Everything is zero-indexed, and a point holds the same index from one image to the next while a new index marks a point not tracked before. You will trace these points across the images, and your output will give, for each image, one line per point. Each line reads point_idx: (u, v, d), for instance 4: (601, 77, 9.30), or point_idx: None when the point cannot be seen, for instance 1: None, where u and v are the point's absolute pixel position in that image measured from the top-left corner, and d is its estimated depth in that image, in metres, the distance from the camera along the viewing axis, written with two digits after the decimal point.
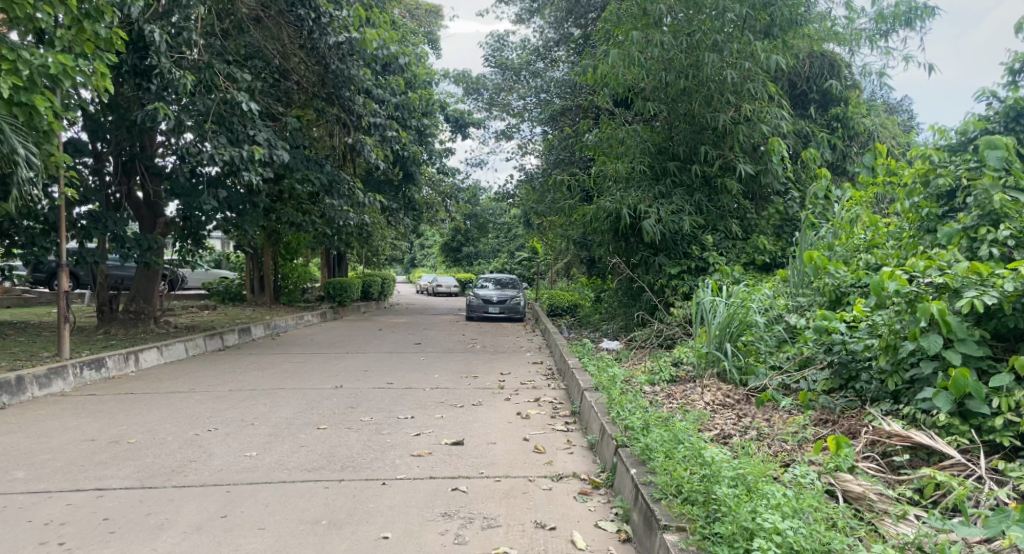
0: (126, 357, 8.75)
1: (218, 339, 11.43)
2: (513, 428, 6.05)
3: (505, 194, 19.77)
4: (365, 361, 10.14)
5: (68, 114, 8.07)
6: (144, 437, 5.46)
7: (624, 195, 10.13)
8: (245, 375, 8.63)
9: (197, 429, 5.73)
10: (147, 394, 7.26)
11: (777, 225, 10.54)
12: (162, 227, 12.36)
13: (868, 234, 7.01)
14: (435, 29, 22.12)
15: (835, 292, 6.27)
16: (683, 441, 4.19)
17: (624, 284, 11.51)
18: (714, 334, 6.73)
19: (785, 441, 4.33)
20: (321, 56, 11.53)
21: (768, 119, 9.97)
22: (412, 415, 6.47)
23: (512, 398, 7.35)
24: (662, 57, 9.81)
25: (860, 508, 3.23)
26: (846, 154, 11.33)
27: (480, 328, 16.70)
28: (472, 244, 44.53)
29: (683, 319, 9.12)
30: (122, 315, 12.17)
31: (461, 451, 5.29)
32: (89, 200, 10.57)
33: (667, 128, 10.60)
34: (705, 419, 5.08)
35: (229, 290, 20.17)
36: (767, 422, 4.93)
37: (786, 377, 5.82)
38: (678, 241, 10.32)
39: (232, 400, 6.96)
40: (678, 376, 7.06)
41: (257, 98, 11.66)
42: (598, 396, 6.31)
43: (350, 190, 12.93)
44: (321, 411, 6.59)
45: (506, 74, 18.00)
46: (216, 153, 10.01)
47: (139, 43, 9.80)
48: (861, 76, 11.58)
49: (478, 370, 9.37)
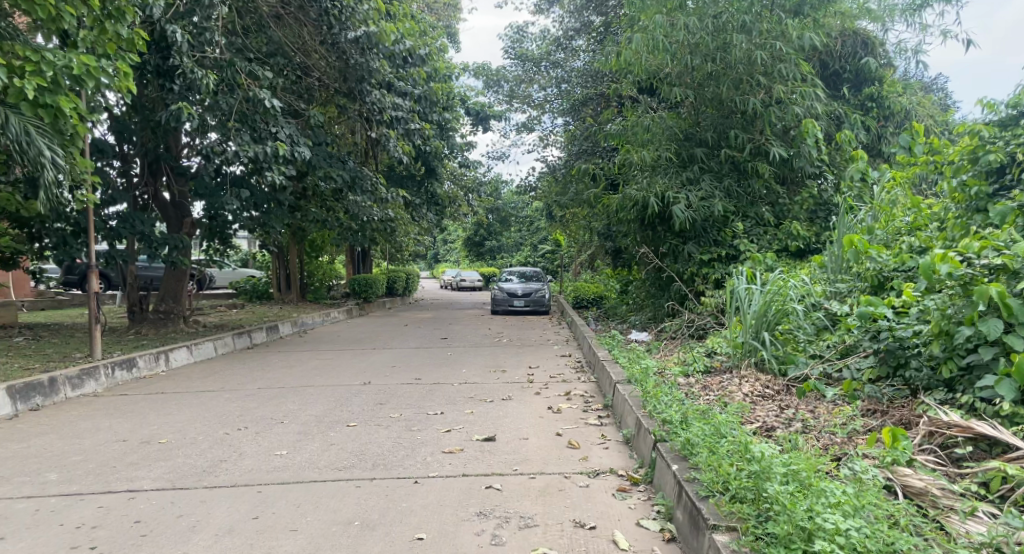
0: (156, 357, 8.77)
1: (246, 338, 11.44)
2: (545, 423, 5.92)
3: (528, 186, 19.61)
4: (392, 357, 10.07)
5: (93, 115, 8.08)
6: (175, 436, 5.42)
7: (651, 183, 9.92)
8: (274, 372, 8.60)
9: (227, 428, 5.68)
10: (178, 393, 7.25)
11: (811, 209, 10.25)
12: (189, 227, 12.43)
13: (910, 217, 6.79)
14: (454, 22, 21.99)
15: (878, 277, 6.08)
16: (726, 436, 4.03)
17: (652, 275, 11.28)
18: (751, 323, 6.52)
19: (834, 433, 4.14)
20: (342, 51, 11.44)
21: (802, 100, 9.66)
22: (442, 411, 6.37)
23: (542, 392, 7.22)
24: (687, 41, 9.59)
25: (923, 504, 3.06)
26: (881, 135, 10.99)
27: (506, 321, 16.57)
28: (495, 239, 44.44)
29: (716, 309, 8.88)
30: (152, 315, 12.22)
31: (493, 447, 5.17)
32: (116, 200, 10.60)
33: (694, 113, 10.38)
34: (746, 411, 4.91)
35: (256, 288, 20.29)
36: (811, 414, 4.74)
37: (827, 366, 5.63)
38: (707, 229, 10.09)
39: (261, 398, 6.92)
40: (713, 367, 6.89)
41: (279, 95, 11.64)
42: (632, 388, 6.15)
43: (373, 185, 12.89)
44: (351, 407, 6.52)
45: (527, 65, 17.81)
46: (241, 151, 9.99)
47: (161, 44, 9.79)
48: (895, 54, 11.21)
49: (507, 365, 9.25)
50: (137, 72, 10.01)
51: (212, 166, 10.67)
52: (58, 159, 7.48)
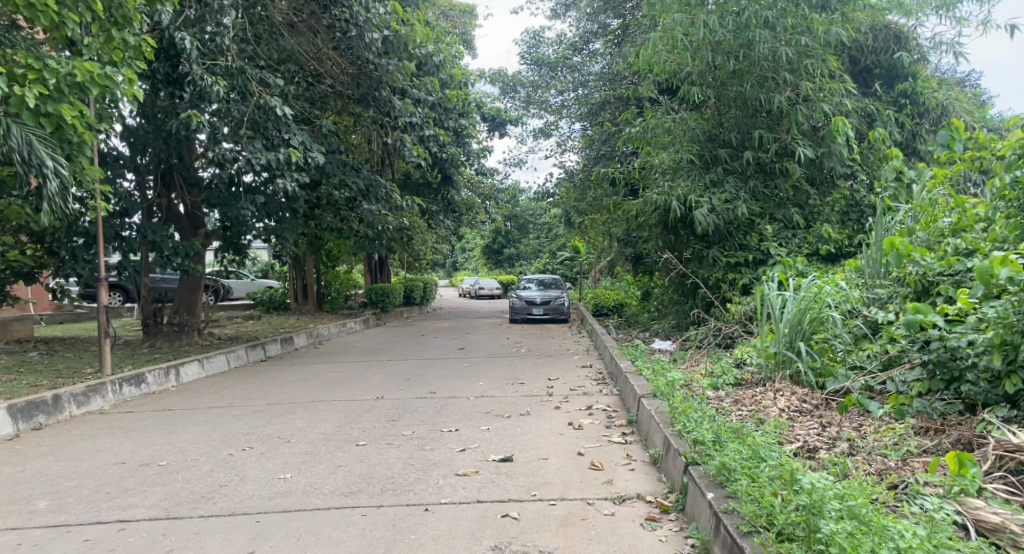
0: (166, 372, 8.54)
1: (260, 350, 11.20)
2: (566, 441, 5.57)
3: (545, 193, 19.30)
4: (408, 369, 9.78)
5: (100, 125, 7.89)
6: (176, 458, 5.16)
7: (672, 186, 9.55)
8: (285, 387, 8.34)
9: (231, 449, 5.40)
10: (185, 410, 7.01)
11: (843, 211, 9.77)
12: (204, 237, 12.22)
13: (954, 218, 6.37)
14: (470, 30, 21.80)
15: (922, 282, 5.72)
16: (766, 460, 3.67)
17: (675, 281, 10.87)
18: (784, 333, 6.09)
19: (886, 456, 3.75)
20: (357, 55, 11.21)
21: (830, 98, 9.29)
22: (456, 427, 6.05)
23: (562, 406, 6.88)
24: (709, 40, 9.25)
25: (1002, 544, 2.70)
26: (916, 133, 10.55)
27: (525, 330, 16.23)
28: (513, 246, 44.20)
29: (743, 316, 8.47)
30: (167, 328, 12.00)
31: (510, 469, 4.84)
32: (127, 211, 10.39)
33: (717, 114, 10.00)
34: (784, 430, 4.54)
35: (274, 299, 20.15)
36: (857, 433, 4.36)
37: (869, 378, 5.28)
38: (732, 232, 9.71)
39: (270, 415, 6.65)
40: (743, 380, 6.51)
41: (291, 103, 11.41)
42: (657, 403, 5.79)
43: (388, 193, 12.64)
44: (361, 424, 6.22)
45: (543, 70, 17.56)
46: (253, 158, 9.79)
47: (170, 51, 9.61)
48: (930, 49, 10.75)
49: (525, 376, 8.92)
50: (147, 81, 9.84)
51: (225, 174, 10.48)
52: (62, 170, 7.34)
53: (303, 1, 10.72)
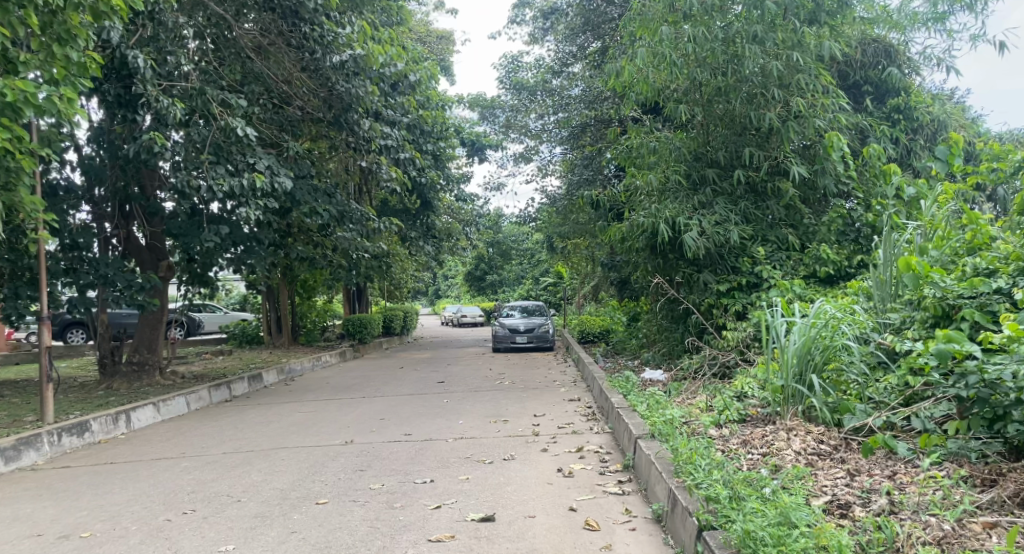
0: (115, 418, 7.79)
1: (225, 390, 10.41)
2: (555, 492, 4.93)
3: (527, 218, 18.77)
4: (383, 407, 9.07)
5: (40, 150, 7.24)
6: (102, 528, 4.48)
7: (659, 207, 9.03)
8: (245, 431, 7.62)
9: (169, 513, 4.73)
10: (128, 463, 6.28)
11: (840, 231, 9.22)
12: (165, 270, 11.43)
13: (967, 236, 5.94)
14: (447, 55, 21.41)
15: (942, 306, 5.18)
16: (799, 529, 3.12)
17: (666, 306, 10.29)
18: (794, 364, 5.51)
19: (936, 517, 3.24)
20: (326, 78, 10.61)
21: (823, 113, 8.81)
22: (432, 478, 5.38)
23: (550, 449, 6.23)
24: (695, 54, 8.88)
25: None
26: (910, 149, 10.10)
27: (509, 360, 15.58)
28: (495, 273, 43.60)
29: (740, 343, 7.90)
30: (125, 368, 11.24)
31: (491, 532, 4.19)
32: (80, 244, 9.58)
33: (704, 132, 9.54)
34: (807, 481, 3.98)
35: (246, 332, 19.31)
36: (893, 485, 3.78)
37: (892, 415, 4.79)
38: (724, 255, 9.17)
39: (222, 467, 5.95)
40: (748, 415, 5.93)
41: (255, 125, 10.71)
42: (656, 446, 5.19)
43: (363, 217, 11.99)
44: (324, 476, 5.54)
45: (522, 94, 16.88)
46: (215, 184, 9.11)
47: (121, 71, 8.97)
48: (923, 62, 10.38)
49: (508, 413, 8.26)
50: (100, 104, 9.22)
51: (187, 203, 9.78)
52: None
53: (270, 20, 10.24)
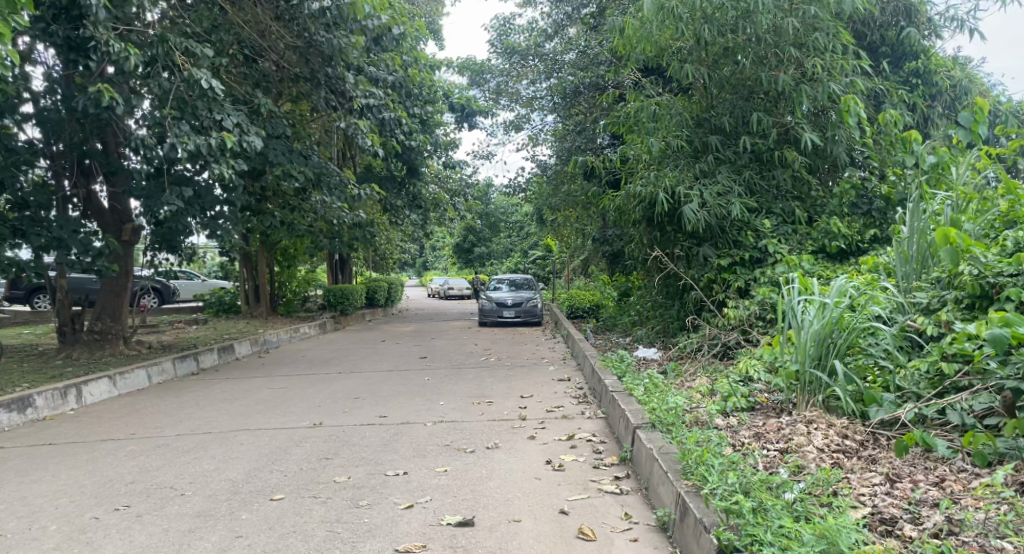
0: (63, 393, 7.13)
1: (191, 361, 9.74)
2: (544, 489, 4.34)
3: (516, 187, 18.07)
4: (360, 385, 8.42)
5: None
6: (14, 528, 3.86)
7: (659, 175, 8.39)
8: (205, 409, 6.97)
9: (97, 509, 4.11)
10: (67, 445, 5.64)
11: (852, 203, 8.57)
12: (129, 233, 10.59)
13: (1003, 207, 5.34)
14: (437, 17, 20.56)
15: (981, 285, 4.58)
16: None
17: (662, 282, 9.70)
18: (811, 350, 4.89)
19: (1011, 542, 2.68)
20: (303, 29, 9.73)
21: (840, 77, 8.12)
22: (405, 469, 4.78)
23: (537, 436, 5.64)
24: (702, 9, 8.12)
25: None
26: (928, 117, 9.57)
27: (496, 335, 15.01)
28: (484, 245, 42.72)
29: (744, 322, 7.29)
30: (87, 337, 10.51)
31: (469, 540, 3.60)
32: (31, 204, 8.81)
33: (707, 96, 8.91)
34: (840, 488, 3.40)
35: (223, 301, 18.58)
36: (946, 495, 3.20)
37: (925, 407, 4.21)
38: (726, 228, 8.48)
39: (172, 452, 5.34)
40: (756, 404, 5.37)
41: (222, 79, 9.86)
42: (656, 438, 4.60)
43: (342, 183, 11.24)
44: (284, 465, 4.93)
45: (513, 58, 15.83)
46: (178, 142, 8.21)
47: (72, 11, 8.01)
48: (944, 24, 9.70)
49: (494, 393, 7.66)
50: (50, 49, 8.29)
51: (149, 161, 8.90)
52: None
53: None
